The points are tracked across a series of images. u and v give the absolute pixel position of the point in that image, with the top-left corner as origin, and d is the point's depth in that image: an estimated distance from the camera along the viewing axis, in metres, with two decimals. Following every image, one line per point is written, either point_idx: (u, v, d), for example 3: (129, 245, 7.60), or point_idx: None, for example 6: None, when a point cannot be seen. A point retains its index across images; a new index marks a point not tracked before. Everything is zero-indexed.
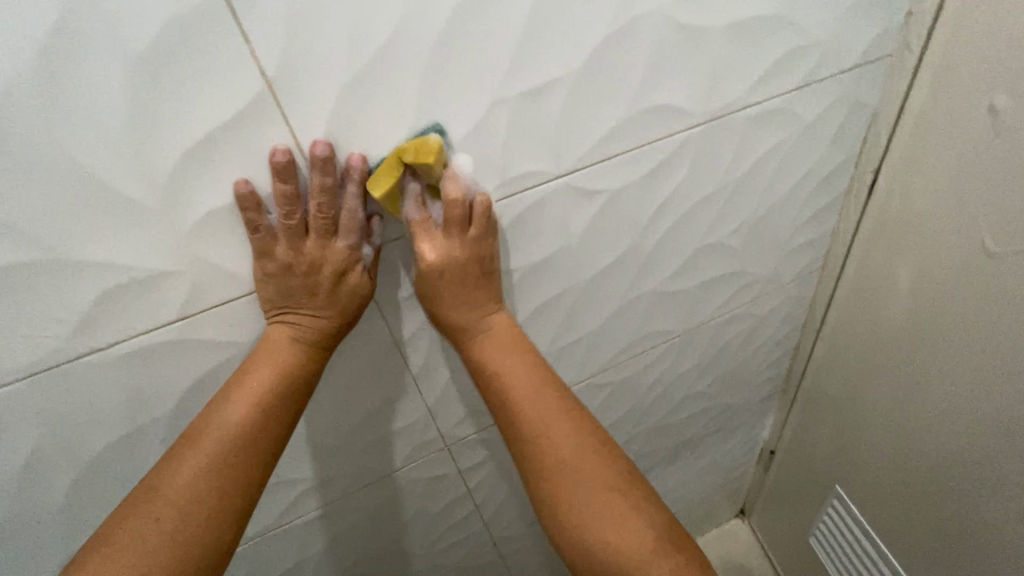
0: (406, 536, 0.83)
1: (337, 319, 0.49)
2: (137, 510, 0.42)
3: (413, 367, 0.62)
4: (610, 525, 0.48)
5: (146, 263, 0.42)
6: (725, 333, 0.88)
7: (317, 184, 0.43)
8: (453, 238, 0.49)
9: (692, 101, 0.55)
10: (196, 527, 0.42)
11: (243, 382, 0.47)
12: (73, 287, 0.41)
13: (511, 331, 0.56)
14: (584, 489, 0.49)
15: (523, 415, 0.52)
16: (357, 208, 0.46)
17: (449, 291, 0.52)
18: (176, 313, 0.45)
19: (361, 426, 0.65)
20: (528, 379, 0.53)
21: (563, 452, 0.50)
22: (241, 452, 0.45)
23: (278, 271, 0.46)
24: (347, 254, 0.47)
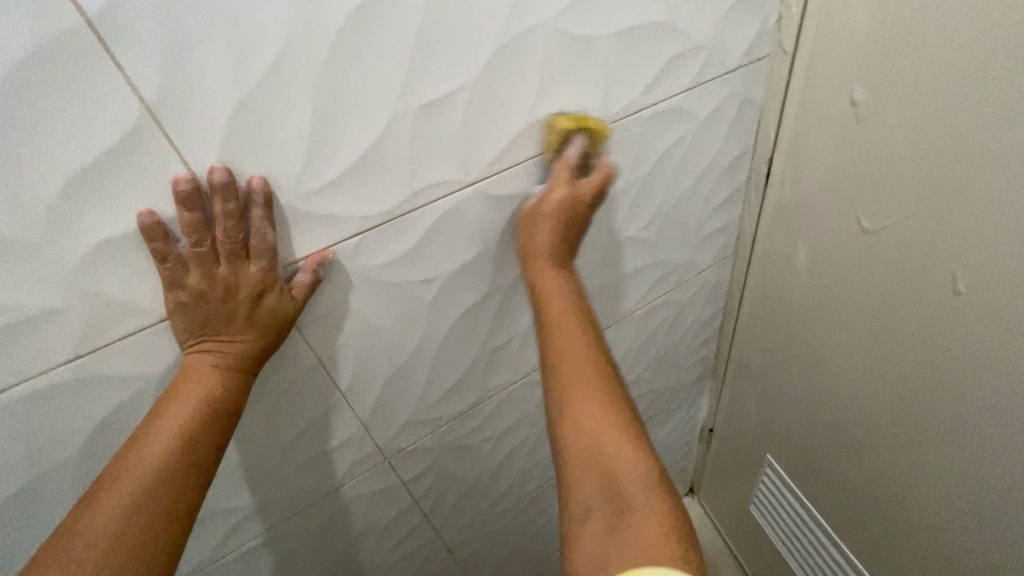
0: (356, 553, 0.82)
1: (263, 340, 0.48)
2: (55, 554, 0.40)
3: (343, 383, 0.61)
4: (606, 447, 0.48)
5: (32, 302, 0.40)
6: (652, 320, 0.93)
7: (221, 210, 0.43)
8: (581, 188, 0.59)
9: (590, 106, 0.58)
10: (123, 564, 0.40)
11: (163, 414, 0.45)
12: None
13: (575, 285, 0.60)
14: (597, 417, 0.50)
15: (556, 345, 0.55)
16: (266, 230, 0.45)
17: (553, 224, 0.59)
18: (73, 351, 0.43)
19: (294, 448, 0.64)
20: (570, 319, 0.56)
21: (586, 382, 0.52)
22: (167, 485, 0.43)
23: (193, 299, 0.45)
24: (263, 276, 0.46)
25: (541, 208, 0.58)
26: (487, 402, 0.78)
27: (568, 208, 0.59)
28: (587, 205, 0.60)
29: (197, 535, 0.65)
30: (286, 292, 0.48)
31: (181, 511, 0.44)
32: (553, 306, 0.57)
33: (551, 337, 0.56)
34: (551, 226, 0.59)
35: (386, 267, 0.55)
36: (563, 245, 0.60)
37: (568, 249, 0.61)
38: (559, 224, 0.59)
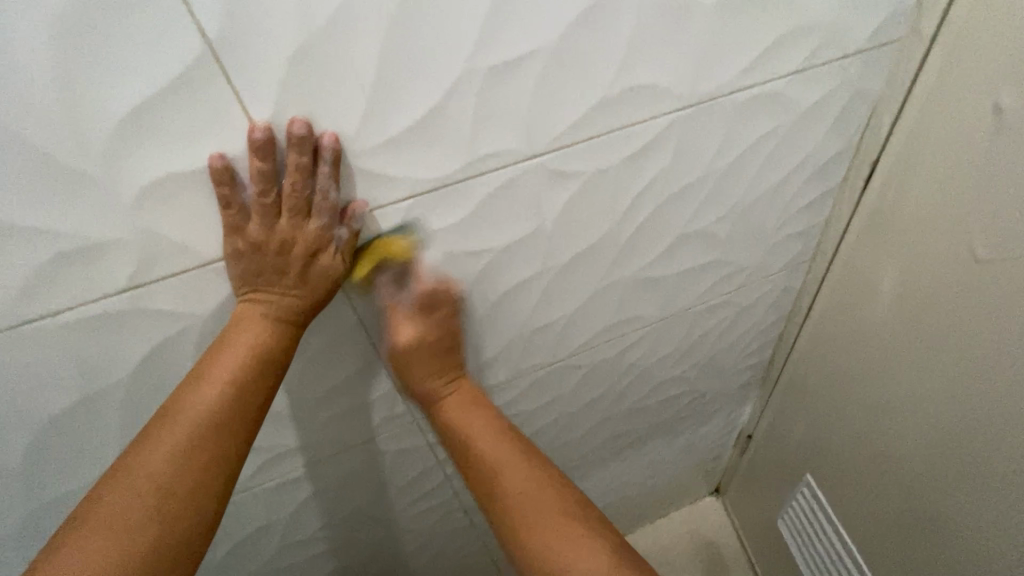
0: (377, 502, 0.85)
1: (317, 296, 0.48)
2: (115, 488, 0.41)
3: (379, 344, 0.61)
4: (567, 549, 0.52)
5: (90, 231, 0.40)
6: (708, 319, 0.87)
7: (292, 164, 0.42)
8: (419, 330, 0.59)
9: (677, 83, 0.52)
10: (181, 501, 0.42)
11: (218, 358, 0.46)
12: (14, 253, 0.39)
13: (475, 393, 0.65)
14: (551, 519, 0.54)
15: (490, 464, 0.58)
16: (331, 189, 0.44)
17: (426, 355, 0.61)
18: (127, 283, 0.44)
19: (326, 399, 0.65)
20: (491, 430, 0.61)
21: (527, 488, 0.56)
22: (223, 427, 0.45)
23: (254, 249, 0.45)
24: (321, 235, 0.46)
25: (411, 352, 0.60)
26: (522, 380, 0.77)
27: (422, 343, 0.60)
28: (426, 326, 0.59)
29: None
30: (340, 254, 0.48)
31: (236, 453, 0.46)
32: (467, 423, 0.61)
33: (472, 439, 0.60)
34: (426, 360, 0.61)
35: (435, 235, 0.53)
36: (442, 363, 0.63)
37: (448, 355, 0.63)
38: (433, 347, 0.61)
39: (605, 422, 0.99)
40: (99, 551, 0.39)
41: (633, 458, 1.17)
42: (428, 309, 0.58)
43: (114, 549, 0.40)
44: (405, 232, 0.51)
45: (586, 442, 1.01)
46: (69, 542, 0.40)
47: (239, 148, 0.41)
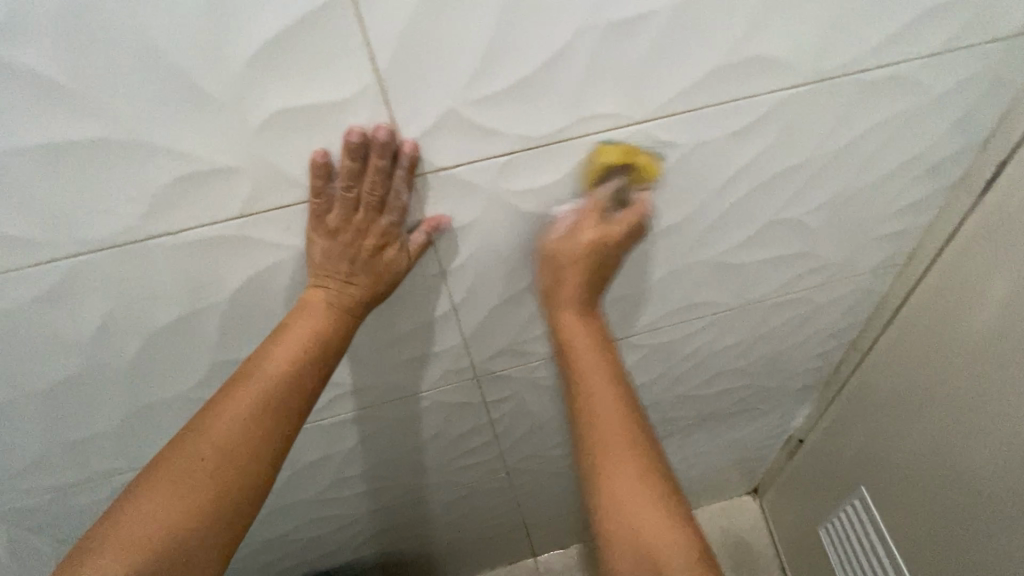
0: (427, 451, 0.88)
1: (379, 288, 0.52)
2: (184, 449, 0.46)
3: (454, 297, 0.62)
4: (643, 510, 0.50)
5: (213, 157, 0.42)
6: (780, 314, 0.84)
7: (373, 165, 0.45)
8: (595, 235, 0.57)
9: (798, 57, 0.49)
10: (237, 468, 0.46)
11: (285, 334, 0.50)
12: (147, 171, 0.42)
13: (604, 337, 0.63)
14: (633, 476, 0.52)
15: (596, 411, 0.57)
16: (402, 190, 0.47)
17: (573, 269, 0.59)
18: (239, 211, 0.46)
19: (396, 344, 0.67)
20: (605, 375, 0.59)
21: (625, 449, 0.54)
22: (276, 407, 0.48)
23: (330, 238, 0.49)
24: (390, 230, 0.49)
25: (563, 249, 0.57)
26: None
27: (589, 255, 0.58)
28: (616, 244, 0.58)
29: None
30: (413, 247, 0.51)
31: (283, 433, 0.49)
32: (585, 360, 0.60)
33: (585, 372, 0.60)
34: (575, 275, 0.59)
35: (525, 195, 0.53)
36: (581, 292, 0.62)
37: (591, 294, 0.63)
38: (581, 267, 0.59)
39: (656, 406, 0.98)
40: (158, 507, 0.44)
41: (676, 446, 1.16)
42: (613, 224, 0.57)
43: (175, 505, 0.44)
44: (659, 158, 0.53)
45: None
46: (137, 497, 0.44)
47: (358, 90, 0.41)
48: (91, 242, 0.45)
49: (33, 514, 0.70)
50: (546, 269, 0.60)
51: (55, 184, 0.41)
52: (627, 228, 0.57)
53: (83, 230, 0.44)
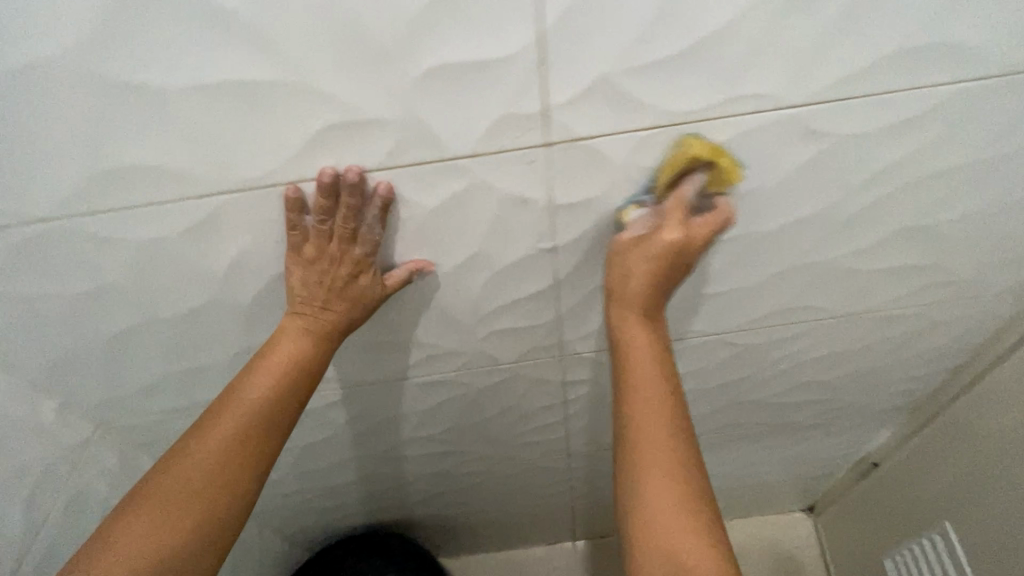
0: (495, 424, 0.88)
1: (354, 314, 0.56)
2: (170, 472, 0.50)
3: (559, 273, 0.60)
4: (671, 519, 0.48)
5: (365, 108, 0.43)
6: (886, 328, 0.78)
7: (344, 203, 0.48)
8: (688, 239, 0.53)
9: (985, 48, 0.44)
10: (215, 492, 0.50)
11: (266, 361, 0.55)
12: (301, 116, 0.43)
13: (663, 335, 0.57)
14: (667, 481, 0.49)
15: (643, 417, 0.52)
16: (375, 225, 0.51)
17: (652, 267, 0.54)
18: (378, 163, 0.47)
19: (491, 316, 0.65)
20: (657, 379, 0.54)
21: (666, 462, 0.50)
22: (254, 433, 0.52)
23: (308, 267, 0.53)
24: (363, 260, 0.53)
25: (640, 250, 0.53)
26: (673, 342, 0.75)
27: (671, 254, 0.53)
28: (694, 251, 0.54)
29: (388, 358, 0.70)
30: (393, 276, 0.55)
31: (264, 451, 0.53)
32: (636, 346, 0.55)
33: (630, 358, 0.55)
34: (647, 275, 0.54)
35: (655, 174, 0.51)
36: (654, 297, 0.56)
37: (660, 303, 0.57)
38: (662, 272, 0.54)
39: (731, 409, 0.94)
40: (143, 526, 0.48)
41: (740, 453, 1.12)
42: (677, 210, 0.52)
43: (162, 523, 0.48)
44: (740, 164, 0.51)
45: (703, 423, 0.97)
46: (127, 517, 0.49)
47: (517, 50, 0.40)
48: (239, 182, 0.47)
49: (140, 431, 0.76)
50: (614, 267, 0.56)
51: (217, 121, 0.42)
52: (710, 233, 0.53)
53: (234, 168, 0.45)
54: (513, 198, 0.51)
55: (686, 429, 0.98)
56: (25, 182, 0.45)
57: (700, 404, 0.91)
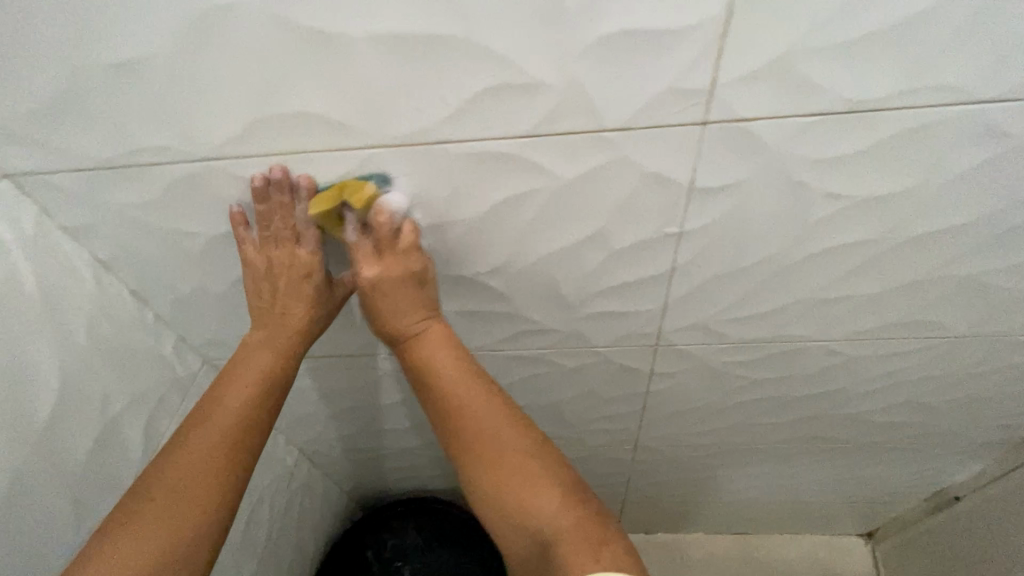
0: (570, 407, 0.88)
1: (318, 315, 0.60)
2: (136, 497, 0.49)
3: (679, 259, 0.58)
4: (528, 498, 0.51)
5: (530, 70, 0.42)
6: (1012, 355, 0.73)
7: (278, 202, 0.52)
8: (368, 272, 0.55)
9: None
10: (193, 500, 0.50)
11: (234, 377, 0.57)
12: (465, 74, 0.42)
13: (447, 332, 0.59)
14: (511, 464, 0.53)
15: (456, 412, 0.55)
16: (311, 219, 0.55)
17: (385, 299, 0.56)
18: (527, 130, 0.46)
19: (597, 297, 0.64)
20: (454, 367, 0.56)
21: (493, 437, 0.54)
22: (229, 440, 0.53)
23: (261, 275, 0.57)
24: (313, 258, 0.57)
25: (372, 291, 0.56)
26: (776, 344, 0.72)
27: (374, 288, 0.55)
28: (397, 278, 0.55)
29: (483, 328, 0.71)
30: (363, 262, 0.55)
31: (247, 456, 0.54)
32: (434, 355, 0.57)
33: (433, 369, 0.57)
34: (400, 301, 0.56)
35: (808, 164, 0.48)
36: (410, 317, 0.57)
37: (422, 310, 0.58)
38: (398, 300, 0.56)
39: (816, 422, 0.90)
40: (119, 550, 0.46)
41: (812, 470, 1.07)
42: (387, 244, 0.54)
43: (135, 544, 0.47)
44: (380, 181, 0.51)
45: (782, 433, 0.94)
46: (100, 547, 0.46)
47: (700, 19, 0.39)
48: (388, 137, 0.47)
49: None
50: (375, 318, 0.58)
51: (383, 73, 0.43)
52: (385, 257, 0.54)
53: (387, 123, 0.46)
54: (653, 177, 0.50)
55: (763, 437, 0.95)
56: (194, 122, 0.47)
57: (785, 413, 0.87)
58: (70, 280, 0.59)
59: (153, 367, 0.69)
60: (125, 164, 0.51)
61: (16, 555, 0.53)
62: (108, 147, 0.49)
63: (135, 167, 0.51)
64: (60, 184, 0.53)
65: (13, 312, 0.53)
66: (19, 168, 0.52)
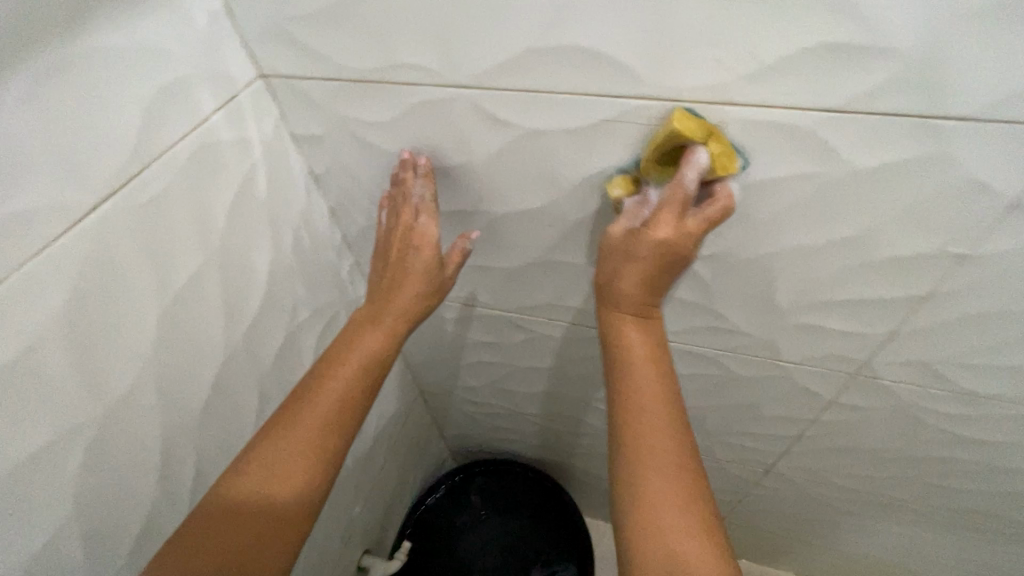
0: (716, 415, 0.81)
1: (422, 295, 0.55)
2: (229, 473, 0.46)
3: (945, 286, 0.49)
4: (678, 533, 0.43)
5: (881, 30, 0.35)
6: None
7: (400, 181, 0.56)
8: (671, 230, 0.45)
9: None
10: (281, 486, 0.46)
11: (336, 357, 0.53)
12: (795, 25, 0.36)
13: (659, 334, 0.51)
14: (670, 489, 0.45)
15: (638, 413, 0.48)
16: (424, 195, 0.56)
17: (641, 267, 0.47)
18: (838, 104, 0.39)
19: (815, 308, 0.57)
20: (652, 367, 0.49)
21: (669, 462, 0.46)
22: (323, 426, 0.49)
23: (377, 252, 0.58)
24: (418, 231, 0.55)
25: (640, 242, 0.46)
26: (1005, 405, 0.60)
27: (660, 254, 0.46)
28: (680, 253, 0.46)
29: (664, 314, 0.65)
30: (663, 222, 0.45)
31: (334, 453, 0.49)
32: (636, 346, 0.50)
33: (626, 354, 0.50)
34: (644, 271, 0.48)
35: None
36: (649, 295, 0.49)
37: (657, 295, 0.50)
38: (653, 272, 0.48)
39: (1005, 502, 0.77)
40: (204, 526, 0.44)
41: (965, 551, 0.93)
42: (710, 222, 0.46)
43: (221, 523, 0.44)
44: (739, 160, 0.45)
45: (952, 501, 0.81)
46: (191, 519, 0.45)
47: None
48: (664, 88, 0.42)
49: None
50: (607, 262, 0.50)
51: (696, 13, 0.37)
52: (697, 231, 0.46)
53: (671, 74, 0.41)
54: (969, 184, 0.41)
55: (924, 498, 0.83)
56: (463, 44, 0.44)
57: (971, 481, 0.75)
58: (289, 187, 0.60)
59: (333, 284, 0.70)
60: (375, 80, 0.50)
61: (210, 436, 0.56)
62: (367, 59, 0.48)
63: (383, 84, 0.50)
64: (307, 91, 0.54)
65: (244, 210, 0.55)
66: (277, 69, 0.53)
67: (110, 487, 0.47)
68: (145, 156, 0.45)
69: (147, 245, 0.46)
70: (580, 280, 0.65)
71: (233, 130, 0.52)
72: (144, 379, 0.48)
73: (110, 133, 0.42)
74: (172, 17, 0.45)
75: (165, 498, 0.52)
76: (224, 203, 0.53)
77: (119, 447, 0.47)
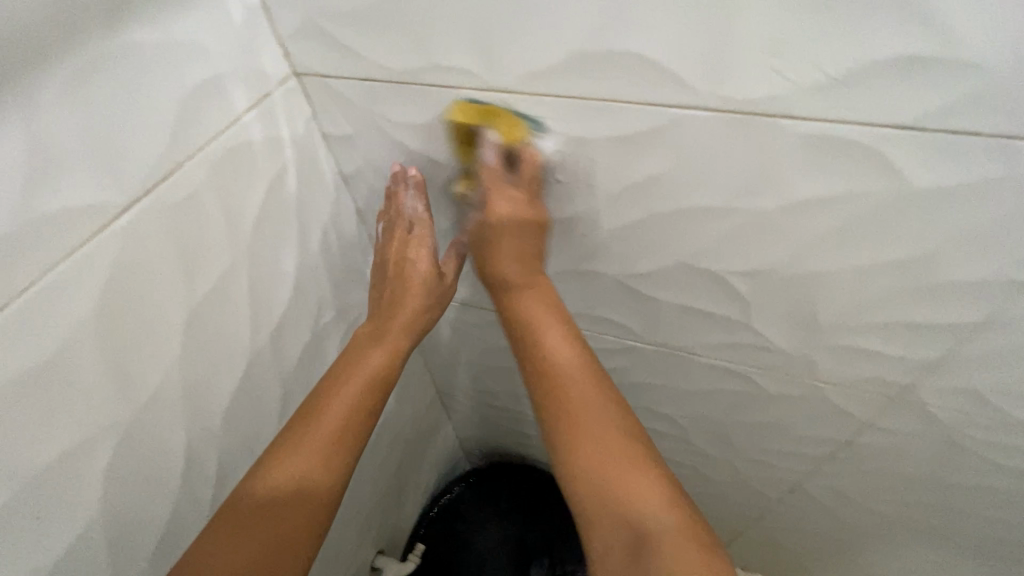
0: (744, 431, 0.79)
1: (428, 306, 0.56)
2: (242, 486, 0.45)
3: (1009, 313, 0.46)
4: (622, 479, 0.43)
5: (964, 41, 0.33)
6: None
7: (393, 195, 0.57)
8: (503, 207, 0.51)
9: None
10: (295, 496, 0.45)
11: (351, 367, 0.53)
12: (869, 34, 0.34)
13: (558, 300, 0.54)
14: (602, 440, 0.45)
15: (554, 376, 0.49)
16: (416, 209, 0.56)
17: (503, 244, 0.53)
18: (909, 119, 0.37)
19: (862, 330, 0.54)
20: (556, 331, 0.51)
21: (592, 413, 0.46)
22: (338, 435, 0.49)
23: (380, 266, 0.59)
24: (417, 244, 0.56)
25: (492, 226, 0.52)
26: None
27: (512, 233, 0.52)
28: (521, 223, 0.52)
29: (698, 328, 0.63)
30: (497, 200, 0.51)
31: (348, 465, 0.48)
32: (537, 314, 0.52)
33: (535, 331, 0.52)
34: (513, 243, 0.53)
35: None
36: (524, 268, 0.54)
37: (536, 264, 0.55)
38: (509, 247, 0.53)
39: None
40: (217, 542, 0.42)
41: None
42: (530, 183, 0.52)
43: (235, 537, 0.43)
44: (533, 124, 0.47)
45: (992, 531, 0.78)
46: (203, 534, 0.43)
47: None
48: (718, 97, 0.40)
49: None
50: (484, 250, 0.55)
51: (759, 19, 0.35)
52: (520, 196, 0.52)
53: (727, 82, 0.39)
54: None
55: (960, 526, 0.80)
56: (506, 45, 0.43)
57: (1014, 513, 0.71)
58: (318, 187, 0.59)
59: (358, 286, 0.69)
60: (412, 80, 0.48)
61: (234, 439, 0.56)
62: (405, 59, 0.47)
63: (420, 85, 0.48)
64: (341, 90, 0.53)
65: (273, 209, 0.54)
66: (311, 68, 0.52)
67: (134, 490, 0.46)
68: (177, 154, 0.44)
69: (177, 245, 0.45)
70: (612, 290, 0.63)
71: (265, 128, 0.51)
72: (170, 381, 0.47)
73: (145, 131, 0.41)
74: (208, 13, 0.44)
75: (188, 501, 0.52)
76: (254, 203, 0.52)
77: (145, 450, 0.46)
